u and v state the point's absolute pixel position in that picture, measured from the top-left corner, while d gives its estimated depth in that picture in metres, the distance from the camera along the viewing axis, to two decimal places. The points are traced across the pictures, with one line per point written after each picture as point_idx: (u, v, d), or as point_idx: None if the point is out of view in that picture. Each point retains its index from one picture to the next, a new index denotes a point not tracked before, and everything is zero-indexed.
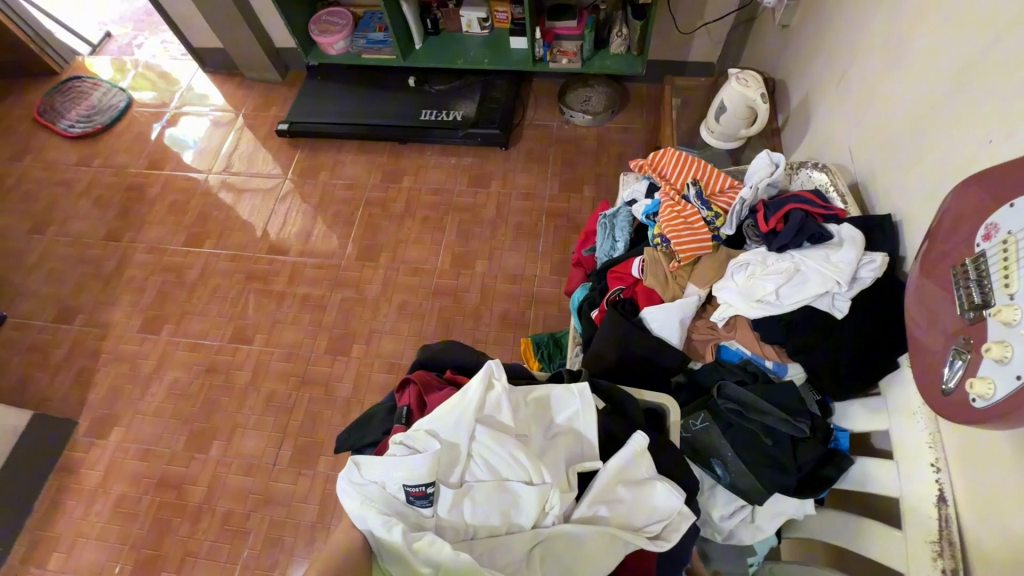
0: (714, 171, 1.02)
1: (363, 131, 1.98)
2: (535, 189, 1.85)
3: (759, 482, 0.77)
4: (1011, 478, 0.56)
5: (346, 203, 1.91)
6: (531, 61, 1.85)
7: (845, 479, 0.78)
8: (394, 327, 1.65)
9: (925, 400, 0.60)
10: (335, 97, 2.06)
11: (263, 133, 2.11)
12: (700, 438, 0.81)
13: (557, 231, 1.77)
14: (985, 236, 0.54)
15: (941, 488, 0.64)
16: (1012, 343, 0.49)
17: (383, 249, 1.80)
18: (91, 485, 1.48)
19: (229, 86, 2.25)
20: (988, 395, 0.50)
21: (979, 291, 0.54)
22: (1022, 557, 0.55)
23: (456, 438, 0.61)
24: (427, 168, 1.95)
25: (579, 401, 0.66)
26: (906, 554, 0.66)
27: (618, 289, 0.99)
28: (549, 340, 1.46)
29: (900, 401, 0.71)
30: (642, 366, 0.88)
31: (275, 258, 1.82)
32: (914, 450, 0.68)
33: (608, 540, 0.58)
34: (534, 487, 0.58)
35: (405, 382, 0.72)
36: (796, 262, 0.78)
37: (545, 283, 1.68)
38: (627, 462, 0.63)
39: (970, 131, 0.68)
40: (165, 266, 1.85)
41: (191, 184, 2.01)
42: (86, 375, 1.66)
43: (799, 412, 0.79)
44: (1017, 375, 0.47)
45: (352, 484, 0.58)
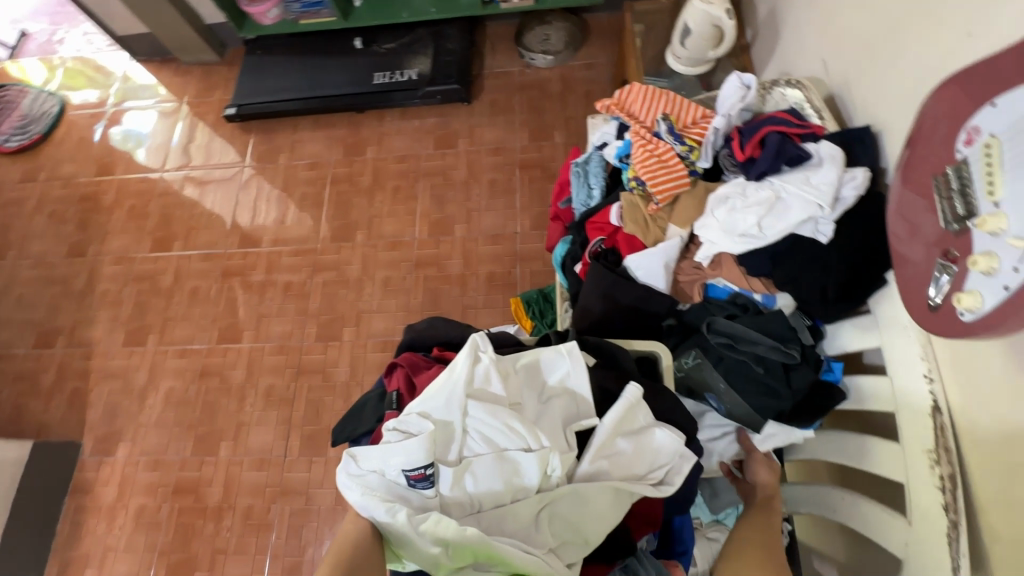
0: (685, 103, 0.97)
1: (316, 105, 1.87)
2: (504, 142, 1.78)
3: (755, 406, 0.78)
4: (1002, 382, 0.57)
5: (311, 183, 1.83)
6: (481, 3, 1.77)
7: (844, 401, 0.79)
8: (382, 305, 1.62)
9: (912, 314, 0.58)
10: (280, 71, 1.93)
11: (211, 120, 1.99)
12: (693, 375, 0.82)
13: (533, 184, 1.71)
14: (966, 141, 0.51)
15: (935, 399, 0.64)
16: (998, 254, 0.47)
17: (357, 227, 1.74)
18: (108, 502, 1.50)
19: (165, 74, 2.10)
20: (976, 308, 0.48)
21: (962, 200, 0.51)
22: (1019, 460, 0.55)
23: (448, 416, 0.59)
24: (390, 135, 1.87)
25: (568, 360, 0.66)
26: (906, 466, 0.67)
27: (599, 241, 0.97)
28: (539, 296, 1.44)
29: (889, 317, 0.71)
30: (632, 314, 0.88)
31: (249, 251, 1.76)
32: (906, 365, 0.68)
33: (613, 493, 0.58)
34: (533, 452, 0.57)
35: (392, 366, 0.70)
36: (776, 189, 0.76)
37: (527, 239, 1.64)
38: (624, 414, 0.63)
39: (951, 26, 0.63)
40: (137, 275, 1.79)
41: (147, 186, 1.92)
42: (80, 396, 1.64)
43: (789, 338, 0.78)
44: (1003, 286, 0.45)
45: (351, 477, 0.57)
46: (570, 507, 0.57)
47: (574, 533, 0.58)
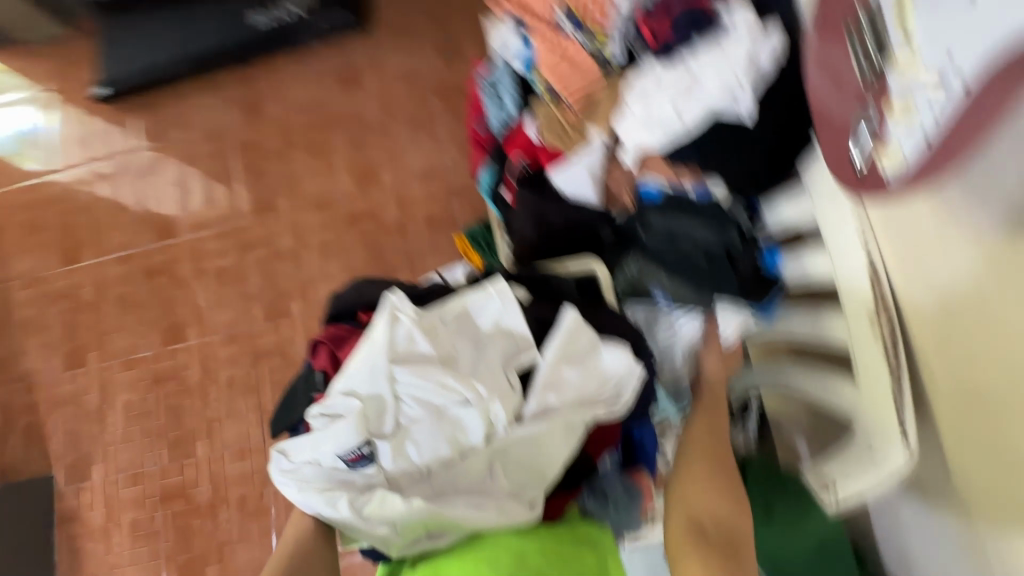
0: None
1: (194, 65, 1.68)
2: (413, 68, 1.62)
3: (702, 294, 0.74)
4: (932, 235, 0.54)
5: (215, 155, 1.66)
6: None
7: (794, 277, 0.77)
8: (325, 271, 1.54)
9: (836, 177, 0.53)
10: (142, 33, 1.70)
11: (83, 106, 1.75)
12: (635, 279, 0.77)
13: (453, 109, 1.58)
14: None
15: (871, 258, 0.63)
16: (916, 98, 0.40)
17: (278, 194, 1.61)
18: (99, 525, 1.47)
19: (11, 60, 1.81)
20: (898, 166, 0.42)
21: (873, 41, 0.42)
22: (949, 306, 0.55)
23: (377, 388, 0.55)
24: (287, 84, 1.68)
25: (498, 300, 0.62)
26: (849, 329, 0.68)
27: (523, 162, 0.90)
28: (482, 229, 1.38)
29: (819, 186, 0.68)
30: (568, 233, 0.83)
31: (168, 244, 1.62)
32: (841, 230, 0.66)
33: (563, 427, 0.56)
34: (472, 405, 0.55)
35: (314, 344, 0.65)
36: (689, 66, 0.70)
37: (459, 170, 1.54)
38: (562, 343, 0.60)
39: None
40: (55, 295, 1.65)
41: (34, 195, 1.71)
42: (35, 430, 1.56)
43: (727, 220, 0.71)
44: (922, 134, 0.39)
45: (285, 473, 0.54)
46: (520, 452, 0.55)
47: (530, 476, 0.56)
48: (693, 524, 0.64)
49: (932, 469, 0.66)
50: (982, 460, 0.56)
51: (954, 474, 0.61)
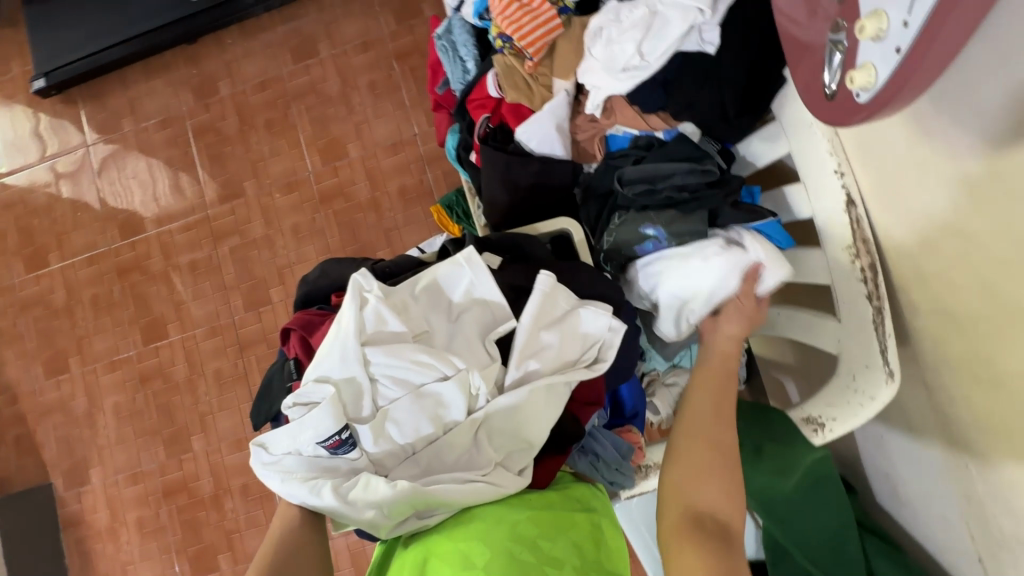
0: None
1: (138, 48, 1.57)
2: (371, 32, 1.53)
3: (692, 212, 0.70)
4: (907, 160, 0.53)
5: (172, 144, 1.59)
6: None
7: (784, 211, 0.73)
8: (301, 254, 1.50)
9: (813, 111, 0.52)
10: (75, 17, 1.58)
11: (25, 102, 1.65)
12: (622, 236, 0.73)
13: (416, 73, 1.51)
14: None
15: (848, 192, 0.61)
16: (886, 9, 0.38)
17: (243, 179, 1.55)
18: (105, 526, 1.48)
19: None
20: (870, 84, 0.41)
21: None
22: (931, 234, 0.54)
23: (350, 372, 0.53)
24: (239, 60, 1.58)
25: (469, 269, 0.60)
26: (829, 267, 0.66)
27: (484, 120, 0.85)
28: (457, 197, 1.34)
29: (793, 122, 0.65)
30: (539, 195, 0.80)
31: (136, 240, 1.57)
32: (815, 166, 0.64)
33: (546, 390, 0.55)
34: (450, 379, 0.53)
35: (285, 332, 0.63)
36: (650, 5, 0.66)
37: (429, 138, 1.48)
38: (541, 306, 0.59)
39: None
40: (25, 303, 1.60)
41: None
42: (27, 439, 1.54)
43: (703, 157, 0.71)
44: (896, 48, 0.38)
45: (267, 467, 0.52)
46: (504, 421, 0.54)
47: (518, 443, 0.55)
48: (693, 515, 0.58)
49: (918, 398, 0.66)
50: (967, 385, 0.56)
51: (940, 403, 0.62)
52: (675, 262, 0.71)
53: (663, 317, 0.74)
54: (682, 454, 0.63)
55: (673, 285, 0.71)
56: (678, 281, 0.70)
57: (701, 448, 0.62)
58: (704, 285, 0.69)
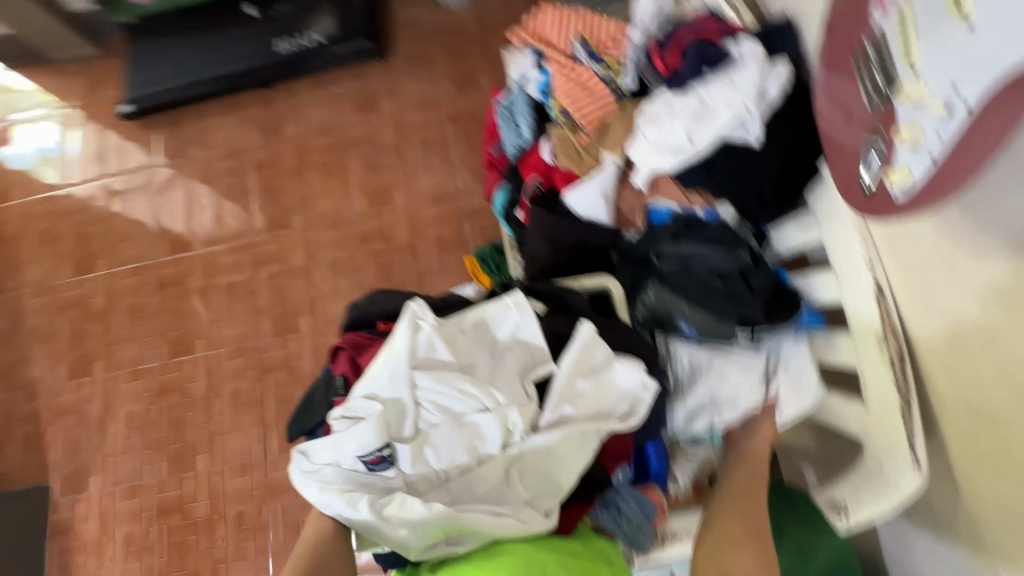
0: (600, 20, 0.93)
1: (219, 87, 1.72)
2: (430, 96, 1.68)
3: (724, 315, 0.74)
4: (936, 261, 0.57)
5: (233, 173, 1.71)
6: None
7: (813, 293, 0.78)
8: (335, 288, 1.56)
9: (851, 205, 0.57)
10: (169, 55, 1.75)
11: (108, 122, 1.81)
12: (656, 310, 0.77)
13: (466, 135, 1.63)
14: (882, 10, 0.49)
15: (878, 282, 0.65)
16: (920, 123, 0.45)
17: (291, 213, 1.64)
18: (91, 539, 1.45)
19: (42, 77, 1.87)
20: (906, 182, 0.47)
21: (882, 73, 0.49)
22: (958, 329, 0.57)
23: (397, 393, 0.57)
24: (307, 107, 1.73)
25: (516, 311, 0.64)
26: (859, 352, 0.69)
27: (535, 181, 0.92)
28: (492, 251, 1.40)
29: (826, 211, 0.71)
30: (581, 254, 0.86)
31: (182, 257, 1.65)
32: (847, 258, 0.68)
33: (579, 437, 0.57)
34: (491, 411, 0.56)
35: (335, 351, 0.67)
36: (701, 98, 0.73)
37: (471, 194, 1.58)
38: (578, 356, 0.62)
39: None
40: (65, 303, 1.66)
41: (52, 206, 1.75)
42: (35, 438, 1.55)
43: (737, 243, 0.75)
44: (929, 155, 0.44)
45: (306, 475, 0.54)
46: (536, 458, 0.56)
47: (548, 484, 0.56)
48: None
49: (943, 492, 0.66)
50: (993, 482, 0.57)
51: (967, 500, 0.62)
52: (728, 361, 0.77)
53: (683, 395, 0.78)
54: (717, 531, 0.67)
55: (720, 380, 0.77)
56: (727, 381, 0.77)
57: (729, 528, 0.67)
58: (741, 396, 0.76)
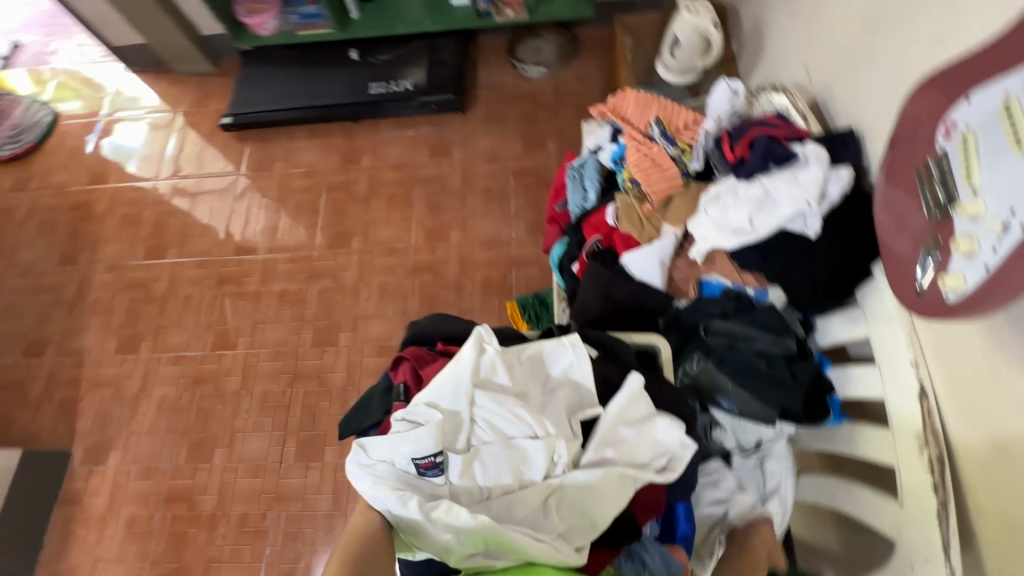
0: (676, 107, 1.02)
1: (311, 114, 1.89)
2: (499, 150, 1.81)
3: (765, 401, 0.78)
4: (984, 370, 0.60)
5: (307, 191, 1.84)
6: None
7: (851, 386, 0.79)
8: (378, 310, 1.63)
9: (901, 302, 0.61)
10: (274, 81, 1.95)
11: (206, 130, 2.00)
12: (700, 378, 0.83)
13: (527, 190, 1.74)
14: (945, 134, 0.55)
15: (922, 383, 0.67)
16: (978, 236, 0.50)
17: (353, 234, 1.75)
18: (98, 513, 1.48)
19: (160, 83, 2.11)
20: (959, 288, 0.51)
21: (943, 189, 0.55)
22: (1001, 439, 0.58)
23: (456, 406, 0.62)
24: (385, 143, 1.89)
25: (572, 352, 0.67)
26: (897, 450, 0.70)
27: (596, 240, 0.99)
28: (534, 300, 1.45)
29: (877, 308, 0.74)
30: (630, 312, 0.89)
31: (244, 259, 1.76)
32: (893, 355, 0.71)
33: (618, 480, 0.60)
34: (539, 439, 0.60)
35: (398, 360, 0.73)
36: (766, 187, 0.80)
37: (522, 244, 1.67)
38: (626, 404, 0.65)
39: (920, 34, 0.67)
40: (129, 283, 1.78)
41: (140, 195, 1.92)
42: (71, 404, 1.62)
43: (785, 330, 0.80)
44: (984, 266, 0.49)
45: (362, 467, 0.59)
46: (575, 493, 0.59)
47: (581, 520, 0.59)
48: None
49: None
50: None
51: None
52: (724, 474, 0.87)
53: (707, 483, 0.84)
54: None
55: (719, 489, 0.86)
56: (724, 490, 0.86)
57: None
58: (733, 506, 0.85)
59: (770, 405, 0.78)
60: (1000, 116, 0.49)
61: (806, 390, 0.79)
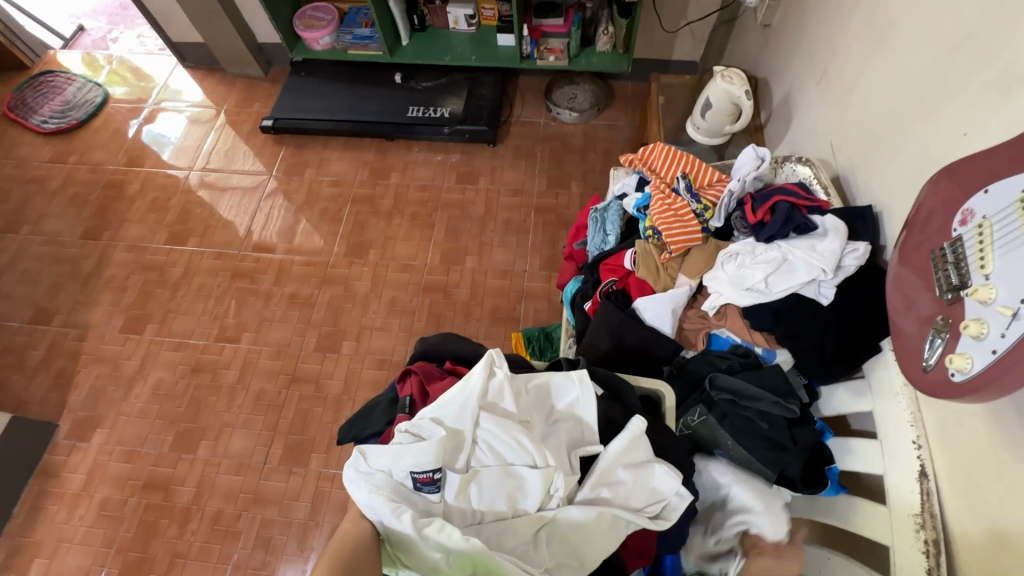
0: (703, 165, 1.05)
1: (348, 127, 1.96)
2: (523, 185, 1.86)
3: (764, 463, 0.78)
4: (987, 457, 0.60)
5: (332, 199, 1.89)
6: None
7: (852, 459, 0.78)
8: (385, 324, 1.64)
9: (906, 378, 0.62)
10: (318, 92, 2.04)
11: (246, 129, 2.07)
12: (701, 432, 0.83)
13: (546, 226, 1.78)
14: (961, 221, 0.57)
15: (922, 464, 0.67)
16: (987, 320, 0.52)
17: (371, 247, 1.79)
18: (73, 490, 1.46)
19: (209, 81, 2.20)
20: (966, 368, 0.52)
21: (956, 272, 0.57)
22: (1001, 528, 0.58)
23: (460, 425, 0.63)
24: (415, 164, 1.95)
25: (579, 387, 0.68)
26: (893, 530, 0.69)
27: (611, 281, 1.01)
28: (540, 333, 1.46)
29: (883, 384, 0.75)
30: (637, 356, 0.90)
31: (261, 256, 1.79)
32: (895, 432, 0.71)
33: (610, 521, 0.60)
34: (538, 469, 0.60)
35: (405, 372, 0.74)
36: (783, 252, 0.81)
37: (534, 278, 1.69)
38: (627, 446, 0.64)
39: (944, 127, 0.71)
40: (145, 265, 1.81)
41: (172, 182, 1.97)
42: (66, 376, 1.63)
43: (788, 394, 0.80)
44: (992, 350, 0.50)
45: (359, 474, 0.59)
46: (568, 528, 0.59)
47: (570, 556, 0.59)
48: None
49: None
50: None
51: None
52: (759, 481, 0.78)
53: (744, 485, 0.76)
54: None
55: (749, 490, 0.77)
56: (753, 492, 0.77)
57: None
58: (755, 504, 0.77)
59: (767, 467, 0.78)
60: (1017, 210, 0.51)
61: (805, 457, 0.78)
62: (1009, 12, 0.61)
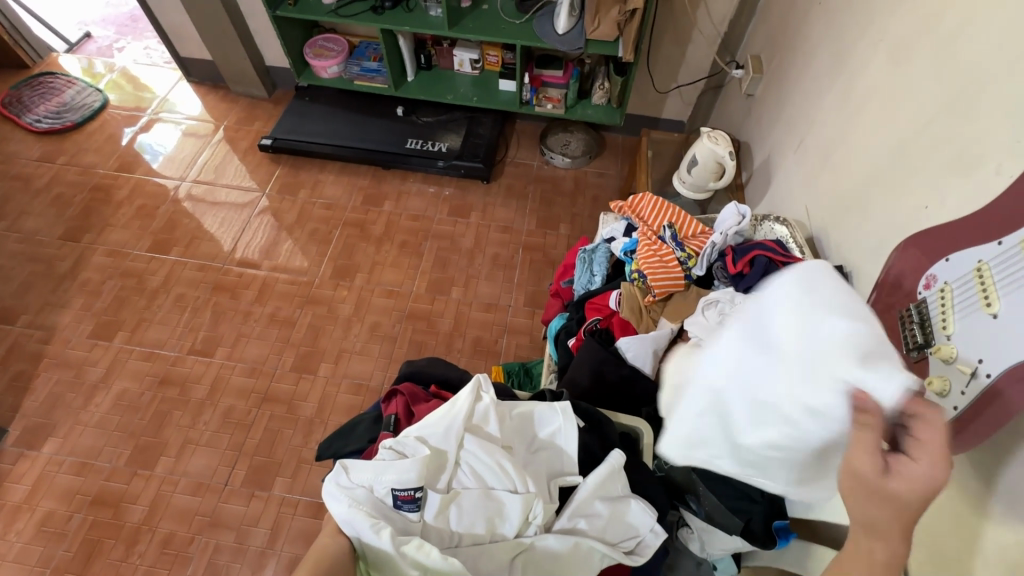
0: (689, 217, 1.11)
1: (346, 153, 2.00)
2: (514, 222, 1.91)
3: (733, 512, 0.76)
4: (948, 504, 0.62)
5: (324, 221, 1.90)
6: (447, 24, 1.68)
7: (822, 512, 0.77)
8: (365, 348, 1.63)
9: None
10: (320, 117, 2.08)
11: (243, 146, 2.10)
12: (674, 475, 0.84)
13: (533, 264, 1.82)
14: (925, 285, 0.63)
15: None
16: (949, 378, 0.57)
17: (358, 270, 1.79)
18: (14, 502, 1.37)
19: (212, 97, 2.24)
20: None
21: (921, 332, 0.62)
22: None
23: (444, 446, 0.64)
24: (409, 194, 1.98)
25: (561, 417, 0.69)
26: None
27: (596, 320, 1.03)
28: (520, 368, 1.44)
29: None
30: (617, 393, 0.92)
31: (245, 271, 1.78)
32: None
33: (585, 554, 0.61)
34: (518, 494, 0.61)
35: (392, 392, 0.75)
36: None
37: (518, 313, 1.71)
38: (606, 478, 0.65)
39: (907, 200, 0.78)
40: (124, 270, 1.78)
41: (162, 191, 1.96)
42: (23, 380, 1.56)
43: None
44: (954, 407, 0.55)
45: (339, 488, 0.59)
46: (545, 554, 0.60)
47: None
48: None
49: None
50: None
51: None
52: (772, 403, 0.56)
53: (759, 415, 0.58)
54: None
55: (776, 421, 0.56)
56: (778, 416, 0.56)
57: None
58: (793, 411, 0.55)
59: (734, 515, 0.76)
60: (973, 279, 0.56)
61: (772, 509, 0.76)
62: (967, 102, 0.68)
